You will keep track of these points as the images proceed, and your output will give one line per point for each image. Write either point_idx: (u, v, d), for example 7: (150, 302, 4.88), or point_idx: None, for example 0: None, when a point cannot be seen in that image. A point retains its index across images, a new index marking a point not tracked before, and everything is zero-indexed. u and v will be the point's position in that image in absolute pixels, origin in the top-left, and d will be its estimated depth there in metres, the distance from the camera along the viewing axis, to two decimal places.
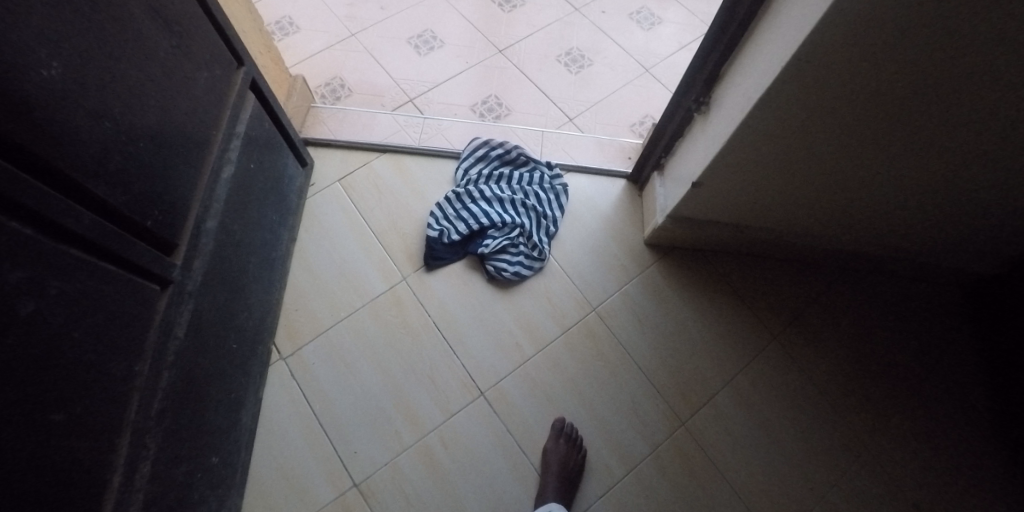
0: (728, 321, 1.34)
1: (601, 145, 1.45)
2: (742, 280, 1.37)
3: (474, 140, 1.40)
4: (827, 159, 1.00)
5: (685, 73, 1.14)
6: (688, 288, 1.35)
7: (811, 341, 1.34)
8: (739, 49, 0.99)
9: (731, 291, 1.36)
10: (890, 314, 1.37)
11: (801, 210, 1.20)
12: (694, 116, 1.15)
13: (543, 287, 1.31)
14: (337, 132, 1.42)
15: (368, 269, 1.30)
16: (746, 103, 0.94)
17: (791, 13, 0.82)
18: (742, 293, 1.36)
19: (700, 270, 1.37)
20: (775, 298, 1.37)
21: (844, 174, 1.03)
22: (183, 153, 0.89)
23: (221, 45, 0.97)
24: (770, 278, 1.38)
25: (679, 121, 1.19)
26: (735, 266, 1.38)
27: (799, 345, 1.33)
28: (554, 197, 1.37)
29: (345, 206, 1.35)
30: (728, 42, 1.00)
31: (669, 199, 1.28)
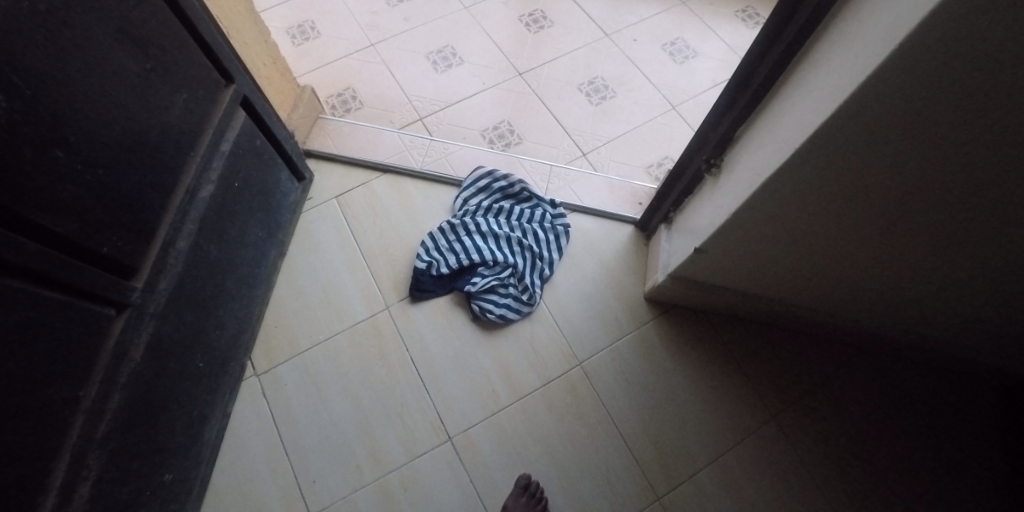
0: (723, 391, 1.25)
1: (611, 186, 1.37)
2: (742, 349, 1.28)
3: (478, 169, 1.35)
4: (841, 245, 0.90)
5: (697, 131, 1.05)
6: (683, 350, 1.27)
7: (813, 425, 1.23)
8: (754, 118, 0.90)
9: (730, 360, 1.27)
10: (904, 404, 1.24)
11: (814, 288, 1.09)
12: (705, 176, 1.06)
13: (528, 332, 1.25)
14: (341, 147, 1.39)
15: (353, 293, 1.26)
16: (759, 178, 0.84)
17: (814, 93, 0.72)
18: (741, 363, 1.27)
19: (699, 333, 1.28)
20: (778, 373, 1.27)
21: (862, 259, 0.92)
22: (152, 177, 0.86)
23: (208, 64, 0.95)
24: (772, 350, 1.28)
25: (688, 179, 1.10)
26: (737, 332, 1.29)
27: (797, 427, 1.23)
28: (553, 238, 1.31)
29: (339, 225, 1.32)
30: (744, 107, 0.91)
31: (671, 256, 1.19)
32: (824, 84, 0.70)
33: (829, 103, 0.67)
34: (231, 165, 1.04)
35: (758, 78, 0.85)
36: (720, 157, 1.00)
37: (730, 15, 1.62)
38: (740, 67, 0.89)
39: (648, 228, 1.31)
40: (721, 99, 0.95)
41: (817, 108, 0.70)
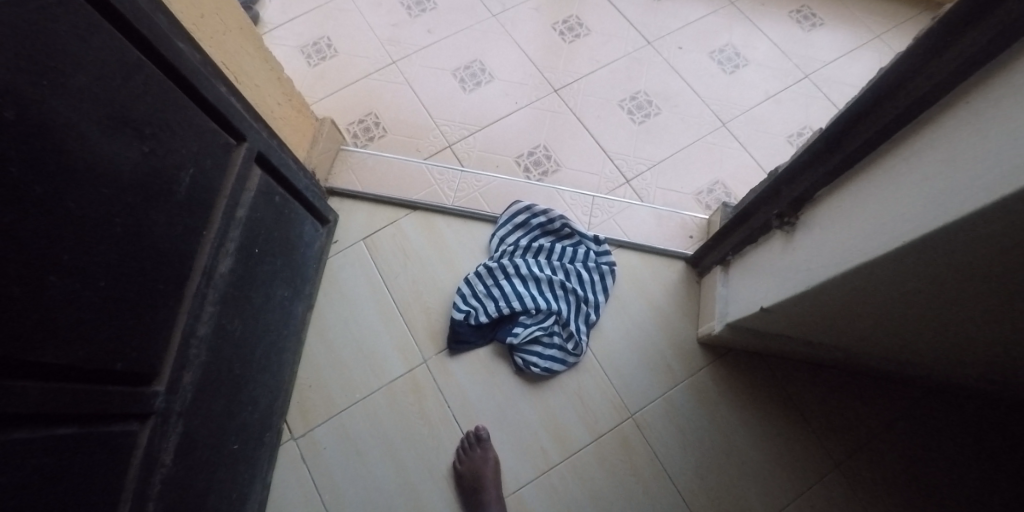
0: (786, 438, 1.12)
1: (659, 218, 1.26)
2: (807, 396, 1.15)
3: (515, 203, 1.24)
4: (950, 328, 0.77)
5: (768, 180, 0.92)
6: (744, 397, 1.14)
7: (885, 477, 1.09)
8: (839, 183, 0.77)
9: (795, 404, 1.14)
10: (990, 454, 1.10)
11: (895, 349, 0.98)
12: (775, 230, 0.92)
13: (575, 383, 1.15)
14: (366, 183, 1.29)
15: (387, 347, 1.18)
16: (851, 245, 0.71)
17: (914, 179, 0.61)
18: (807, 411, 1.14)
19: (761, 381, 1.15)
20: (849, 421, 1.13)
21: (971, 342, 0.80)
22: (166, 272, 0.77)
23: (214, 127, 0.85)
24: (843, 396, 1.15)
25: (753, 226, 0.98)
26: (802, 376, 1.16)
27: (867, 481, 1.09)
28: (598, 278, 1.20)
29: (369, 271, 1.23)
30: (826, 170, 0.77)
31: (729, 303, 1.08)
32: (930, 171, 0.58)
33: (937, 200, 0.56)
34: (248, 231, 0.95)
35: (849, 140, 0.73)
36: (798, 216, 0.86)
37: (784, 16, 1.50)
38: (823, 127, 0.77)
39: (701, 266, 1.20)
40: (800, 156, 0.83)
41: (919, 199, 0.59)
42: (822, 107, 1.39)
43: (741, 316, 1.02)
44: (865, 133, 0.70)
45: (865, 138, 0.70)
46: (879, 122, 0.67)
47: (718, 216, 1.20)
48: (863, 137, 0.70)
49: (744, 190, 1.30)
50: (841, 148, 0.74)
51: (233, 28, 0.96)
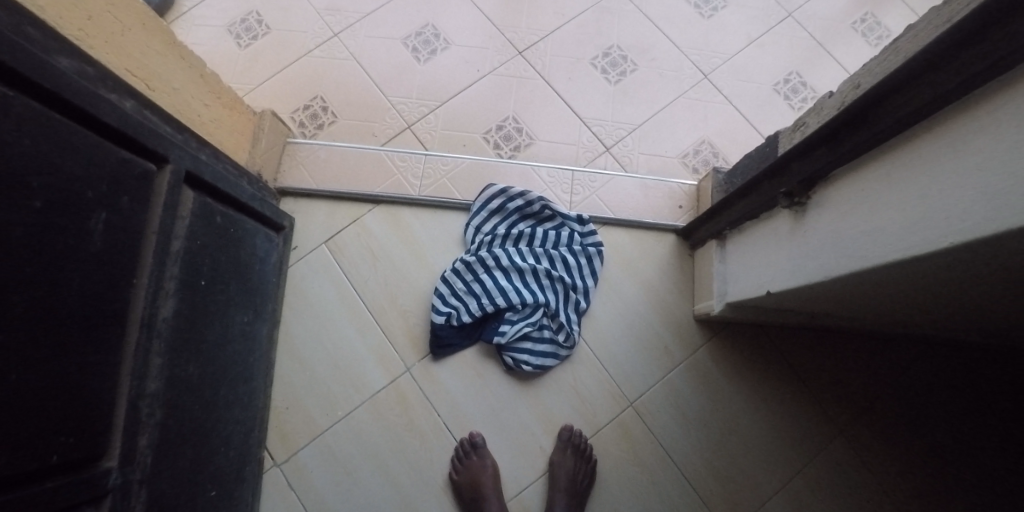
0: (786, 407, 1.09)
1: (645, 188, 1.17)
2: (809, 364, 1.10)
3: (488, 187, 1.13)
4: (981, 303, 0.70)
5: (779, 156, 0.81)
6: (743, 371, 1.10)
7: (887, 438, 1.07)
8: (856, 163, 0.66)
9: (794, 374, 1.10)
10: (998, 405, 1.07)
11: (905, 323, 0.92)
12: (783, 211, 0.81)
13: (569, 377, 1.08)
14: (321, 179, 1.17)
15: (366, 358, 1.10)
16: (873, 235, 0.61)
17: (954, 172, 0.52)
18: (809, 379, 1.10)
19: (758, 355, 1.10)
20: (850, 384, 1.10)
21: (997, 314, 0.74)
22: (92, 340, 0.67)
23: (124, 156, 0.71)
24: (845, 360, 1.11)
25: (755, 201, 0.88)
26: (799, 344, 1.11)
27: (871, 443, 1.07)
28: (585, 261, 1.11)
29: (335, 277, 1.13)
30: (845, 149, 0.67)
31: (729, 283, 0.99)
32: (981, 165, 0.49)
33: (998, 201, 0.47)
34: (189, 264, 0.82)
35: (878, 116, 0.62)
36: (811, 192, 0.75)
37: None
38: (855, 75, 0.69)
39: (694, 239, 1.11)
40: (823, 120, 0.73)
41: (964, 198, 0.50)
42: (807, 47, 1.31)
43: (744, 295, 0.93)
44: (900, 108, 0.59)
45: (897, 116, 0.59)
46: (916, 97, 0.57)
47: (710, 184, 1.11)
48: (899, 112, 0.59)
49: (731, 146, 1.23)
50: (866, 124, 0.64)
51: (132, 25, 0.80)
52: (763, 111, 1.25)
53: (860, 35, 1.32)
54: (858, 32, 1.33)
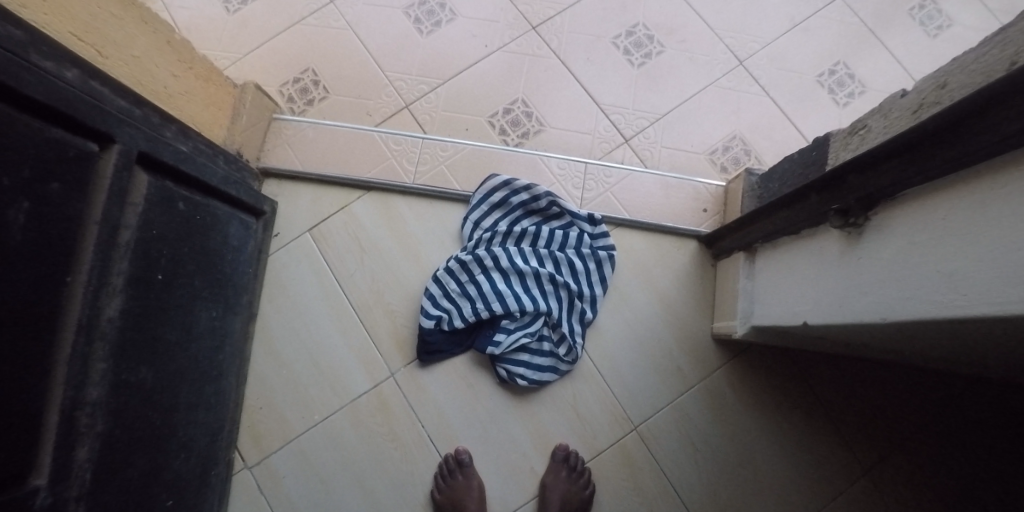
0: (806, 442, 0.98)
1: (666, 187, 1.05)
2: (835, 395, 0.99)
3: (491, 178, 1.00)
4: None
5: (834, 166, 0.67)
6: (761, 399, 0.99)
7: (916, 482, 0.96)
8: (940, 184, 0.53)
9: (818, 405, 0.99)
10: None
11: (956, 365, 0.80)
12: (831, 230, 0.68)
13: (569, 395, 0.98)
14: (308, 160, 1.06)
15: (348, 360, 1.00)
16: (968, 276, 0.48)
17: None
18: (834, 412, 0.99)
19: (779, 382, 0.99)
20: (879, 420, 0.98)
21: None
22: (16, 345, 0.57)
23: (57, 133, 0.60)
24: (875, 393, 0.99)
25: (795, 214, 0.75)
26: (826, 373, 1.00)
27: (897, 488, 0.96)
28: (594, 267, 0.99)
29: (318, 269, 1.03)
30: (927, 166, 0.54)
31: (756, 304, 0.87)
32: None
33: None
34: (141, 256, 0.71)
35: (981, 128, 0.48)
36: (869, 211, 0.63)
37: None
38: (940, 70, 0.57)
39: (719, 249, 0.99)
40: (900, 122, 0.61)
41: None
42: (856, 34, 1.17)
43: (778, 321, 0.80)
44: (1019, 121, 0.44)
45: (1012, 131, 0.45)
46: None
47: (742, 188, 0.98)
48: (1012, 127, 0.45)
49: (764, 143, 1.11)
50: (960, 137, 0.50)
51: None
52: (804, 106, 1.13)
53: (917, 23, 1.17)
54: (914, 19, 1.18)
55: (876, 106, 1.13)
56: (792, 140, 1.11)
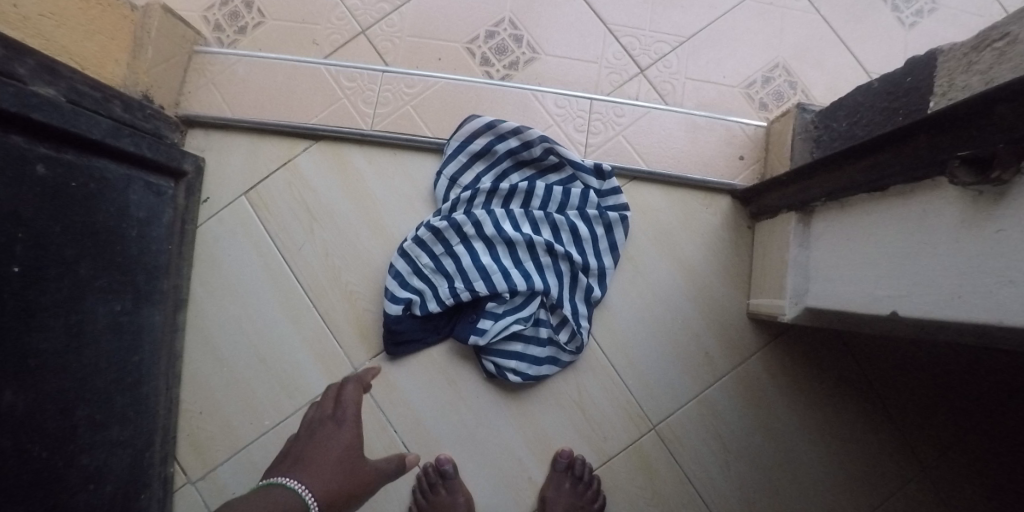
0: (849, 434, 0.80)
1: (692, 129, 0.83)
2: (889, 381, 0.80)
3: (470, 120, 0.79)
4: None
5: (964, 100, 0.47)
6: (797, 384, 0.81)
7: (984, 485, 0.78)
8: None
9: (867, 390, 0.80)
10: None
11: None
12: (950, 189, 0.48)
13: (574, 390, 0.79)
14: (240, 104, 0.84)
15: (300, 353, 0.81)
16: None
17: None
18: (889, 403, 0.80)
19: (822, 368, 0.81)
20: (941, 411, 0.79)
21: None
22: None
23: None
24: (937, 379, 0.80)
25: (905, 167, 0.54)
26: (879, 351, 0.81)
27: (961, 492, 0.78)
28: (603, 232, 0.79)
29: (258, 242, 0.82)
30: None
31: (815, 280, 0.68)
32: None
33: None
34: None
35: None
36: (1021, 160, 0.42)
37: None
38: None
39: (761, 206, 0.78)
40: None
41: None
42: None
43: (862, 306, 0.59)
44: None
45: None
46: None
47: (791, 128, 0.77)
48: None
49: (814, 74, 0.90)
50: None
51: None
52: (859, 28, 0.92)
53: None
54: None
55: (946, 26, 0.91)
56: (850, 68, 0.90)
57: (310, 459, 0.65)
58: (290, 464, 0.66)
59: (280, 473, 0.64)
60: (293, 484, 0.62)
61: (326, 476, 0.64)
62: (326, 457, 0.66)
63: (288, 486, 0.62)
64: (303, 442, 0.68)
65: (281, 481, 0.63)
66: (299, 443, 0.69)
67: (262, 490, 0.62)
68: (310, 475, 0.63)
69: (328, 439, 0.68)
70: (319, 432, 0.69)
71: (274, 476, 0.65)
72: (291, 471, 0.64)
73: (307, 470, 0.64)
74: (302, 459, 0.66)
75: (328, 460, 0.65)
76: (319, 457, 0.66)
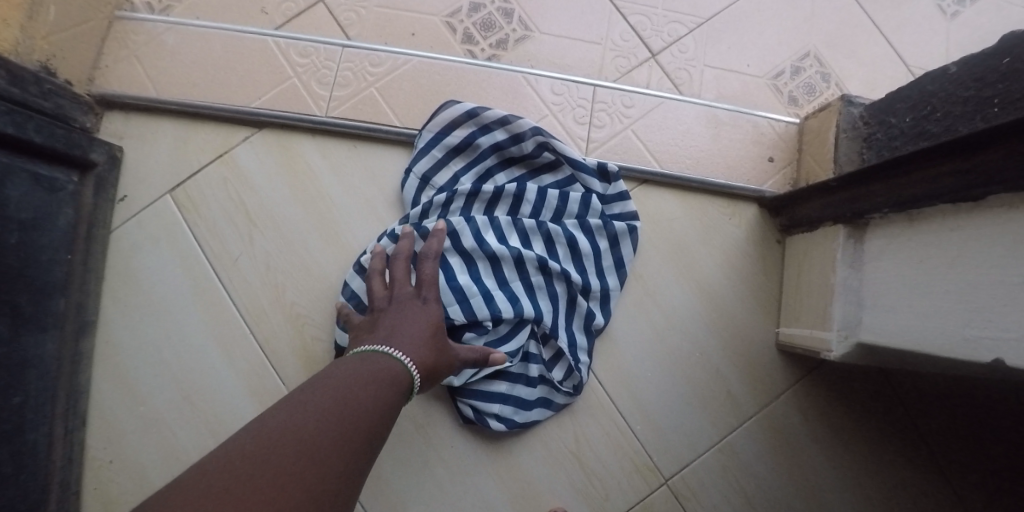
0: (887, 480, 0.66)
1: (712, 123, 0.71)
2: (936, 429, 0.66)
3: (448, 107, 0.65)
4: None
5: None
6: (832, 425, 0.66)
7: None
8: None
9: (910, 428, 0.66)
10: None
11: None
12: None
13: (569, 437, 0.65)
14: (169, 82, 0.69)
15: (233, 388, 0.66)
16: None
17: None
18: (937, 456, 0.66)
19: (863, 412, 0.67)
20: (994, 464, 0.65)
21: None
22: None
23: None
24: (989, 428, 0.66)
25: (1002, 171, 0.41)
26: (925, 385, 0.67)
27: None
28: (607, 245, 0.65)
29: (185, 251, 0.67)
30: None
31: (870, 309, 0.54)
32: None
33: None
34: None
35: None
36: None
37: None
38: None
39: (797, 216, 0.65)
40: None
41: None
42: None
43: (958, 347, 0.45)
44: None
45: None
46: None
47: (833, 124, 0.64)
48: None
49: (849, 67, 0.77)
50: None
51: None
52: (898, 15, 0.79)
53: None
54: None
55: (994, 17, 0.80)
56: (888, 60, 0.78)
57: (407, 335, 0.52)
58: (384, 337, 0.51)
59: (383, 344, 0.50)
60: (404, 362, 0.50)
61: (425, 349, 0.52)
62: (421, 334, 0.52)
63: (399, 362, 0.50)
64: (386, 316, 0.53)
65: (387, 357, 0.50)
66: (379, 319, 0.53)
67: (370, 358, 0.49)
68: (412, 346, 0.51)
69: (419, 317, 0.53)
70: (402, 306, 0.54)
71: (376, 347, 0.51)
72: (397, 347, 0.51)
73: (413, 350, 0.51)
74: (399, 333, 0.52)
75: (422, 340, 0.52)
76: (417, 336, 0.52)
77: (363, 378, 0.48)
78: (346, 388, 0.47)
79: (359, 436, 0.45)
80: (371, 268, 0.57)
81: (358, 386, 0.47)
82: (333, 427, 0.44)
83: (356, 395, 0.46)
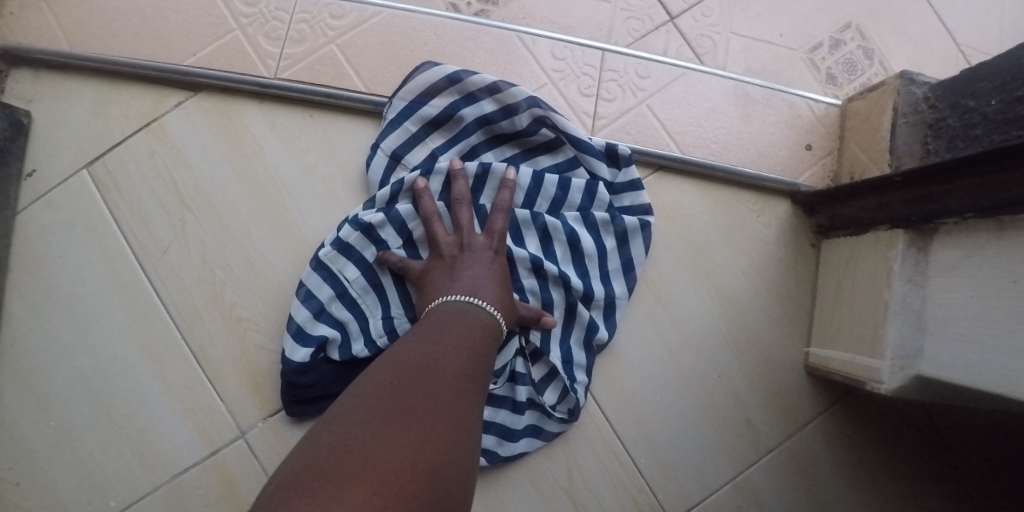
0: None
1: (739, 101, 0.60)
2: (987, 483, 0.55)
3: (425, 70, 0.53)
4: None
5: None
6: (866, 466, 0.56)
7: None
8: None
9: (947, 466, 0.55)
10: None
11: None
12: None
13: (560, 471, 0.55)
14: (89, 34, 0.57)
15: (160, 405, 0.54)
16: None
17: None
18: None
19: (899, 453, 0.56)
20: None
21: None
22: None
23: None
24: None
25: None
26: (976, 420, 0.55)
27: None
28: (614, 244, 0.54)
29: (107, 239, 0.55)
30: None
31: (936, 335, 0.44)
32: None
33: None
34: None
35: None
36: None
37: None
38: None
39: (838, 217, 0.55)
40: None
41: None
42: None
43: None
44: None
45: None
46: None
47: (889, 108, 0.53)
48: None
49: (899, 41, 0.65)
50: None
51: None
52: None
53: None
54: None
55: None
56: (940, 39, 0.65)
57: (490, 286, 0.46)
58: (467, 289, 0.46)
59: (472, 296, 0.45)
60: (492, 312, 0.45)
61: (507, 304, 0.47)
62: (502, 287, 0.47)
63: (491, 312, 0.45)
64: (463, 269, 0.47)
65: (478, 307, 0.44)
66: (453, 269, 0.48)
67: (463, 311, 0.44)
68: (495, 298, 0.46)
69: (495, 269, 0.48)
70: (476, 259, 0.48)
71: (462, 298, 0.45)
72: (485, 299, 0.45)
73: (498, 302, 0.46)
74: (481, 284, 0.46)
75: (504, 295, 0.47)
76: (501, 289, 0.47)
77: (464, 325, 0.43)
78: (453, 332, 0.42)
79: (479, 374, 0.40)
80: (425, 212, 0.50)
81: (464, 331, 0.42)
82: (454, 361, 0.39)
83: (466, 338, 0.42)
